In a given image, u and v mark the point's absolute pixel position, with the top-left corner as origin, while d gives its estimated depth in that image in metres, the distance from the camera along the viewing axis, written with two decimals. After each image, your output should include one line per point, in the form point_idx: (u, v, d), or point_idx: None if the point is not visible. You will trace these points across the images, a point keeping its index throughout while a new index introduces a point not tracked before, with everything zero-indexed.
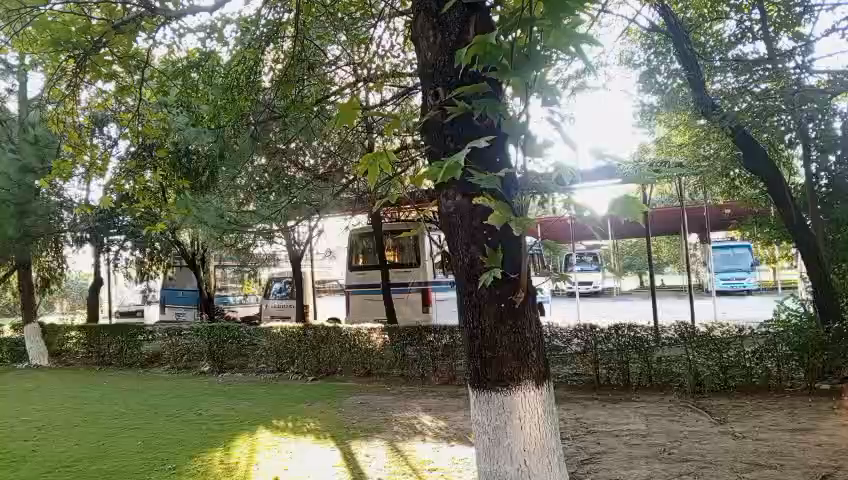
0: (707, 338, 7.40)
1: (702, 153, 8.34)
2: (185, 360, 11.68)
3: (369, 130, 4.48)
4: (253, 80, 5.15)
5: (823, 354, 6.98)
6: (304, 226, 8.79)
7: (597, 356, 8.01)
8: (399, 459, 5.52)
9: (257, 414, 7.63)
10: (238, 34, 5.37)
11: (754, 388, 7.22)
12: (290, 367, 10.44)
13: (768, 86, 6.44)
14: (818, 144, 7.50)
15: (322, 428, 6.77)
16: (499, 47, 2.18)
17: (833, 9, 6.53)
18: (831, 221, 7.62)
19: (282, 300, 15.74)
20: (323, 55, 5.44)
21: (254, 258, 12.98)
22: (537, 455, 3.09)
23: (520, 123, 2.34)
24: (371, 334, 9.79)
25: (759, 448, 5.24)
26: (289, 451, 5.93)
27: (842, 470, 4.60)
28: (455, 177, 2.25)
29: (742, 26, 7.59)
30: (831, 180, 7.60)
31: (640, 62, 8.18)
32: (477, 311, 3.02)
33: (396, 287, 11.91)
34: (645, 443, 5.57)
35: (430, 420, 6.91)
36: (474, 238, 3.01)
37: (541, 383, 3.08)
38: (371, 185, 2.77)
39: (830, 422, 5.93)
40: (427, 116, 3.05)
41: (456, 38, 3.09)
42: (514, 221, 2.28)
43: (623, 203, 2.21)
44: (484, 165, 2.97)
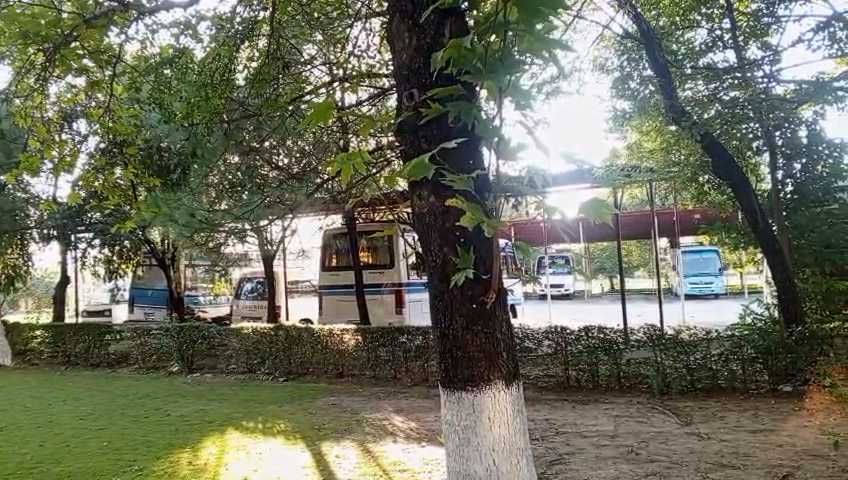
0: (675, 341, 7.53)
1: (672, 159, 8.54)
2: (154, 360, 11.50)
3: (344, 130, 4.47)
4: (226, 78, 5.13)
5: (786, 357, 7.19)
6: (276, 226, 8.72)
7: (567, 357, 8.09)
8: (369, 460, 5.51)
9: (226, 415, 7.55)
10: (213, 32, 5.38)
11: (720, 389, 7.39)
12: (261, 368, 10.35)
13: (736, 94, 6.61)
14: (785, 151, 7.73)
15: (293, 429, 6.74)
16: (473, 51, 2.22)
17: (800, 20, 6.70)
18: (793, 226, 7.84)
19: (253, 300, 15.59)
20: (298, 55, 5.44)
21: (226, 257, 12.82)
22: (506, 456, 3.12)
23: (493, 127, 2.37)
24: (344, 335, 9.76)
25: (723, 449, 5.35)
26: (259, 452, 5.88)
27: (801, 469, 4.73)
28: (427, 175, 2.37)
29: (713, 34, 7.65)
30: (796, 186, 7.85)
31: (613, 68, 8.31)
32: (449, 311, 3.05)
33: (369, 288, 11.89)
34: (613, 444, 5.64)
35: (402, 421, 6.91)
36: (446, 239, 3.04)
37: (511, 384, 3.12)
38: (344, 184, 2.78)
39: (793, 423, 6.08)
40: (401, 117, 3.08)
41: (431, 41, 3.11)
42: (486, 222, 2.32)
43: (591, 207, 2.26)
44: (457, 168, 3.00)
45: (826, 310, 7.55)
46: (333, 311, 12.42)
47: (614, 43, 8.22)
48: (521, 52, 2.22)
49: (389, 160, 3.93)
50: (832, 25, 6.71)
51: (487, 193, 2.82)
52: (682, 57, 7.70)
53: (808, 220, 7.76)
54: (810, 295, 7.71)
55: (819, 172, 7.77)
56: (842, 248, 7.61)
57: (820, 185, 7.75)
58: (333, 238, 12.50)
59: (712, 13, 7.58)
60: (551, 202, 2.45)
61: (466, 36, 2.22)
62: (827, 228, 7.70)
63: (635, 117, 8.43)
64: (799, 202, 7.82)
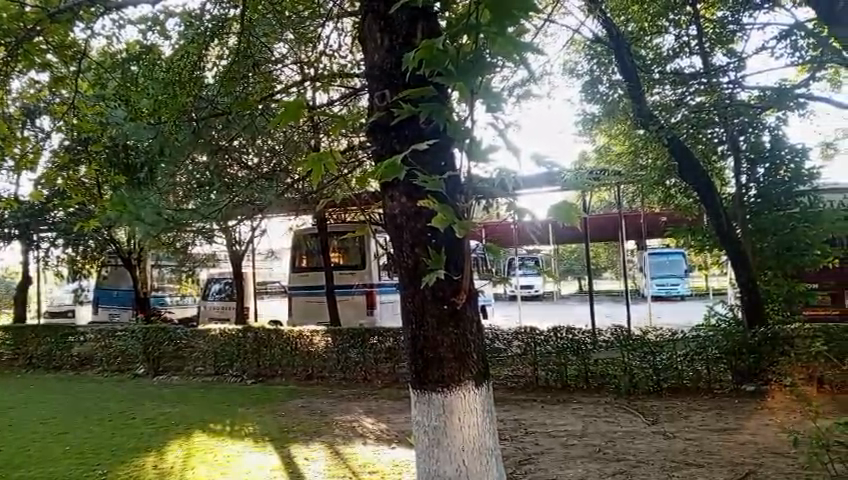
0: (640, 341, 7.65)
1: (640, 162, 8.70)
2: (119, 362, 11.27)
3: (315, 130, 4.43)
4: (196, 76, 5.16)
5: (749, 357, 7.33)
6: (245, 226, 8.63)
7: (536, 357, 8.15)
8: (339, 463, 5.48)
9: (193, 418, 7.44)
10: (181, 29, 5.41)
11: (685, 389, 7.53)
12: (229, 371, 10.22)
13: (702, 99, 6.66)
14: (749, 155, 7.90)
15: (261, 431, 6.67)
16: (445, 52, 2.23)
17: (764, 28, 6.87)
18: (757, 228, 7.94)
19: (221, 301, 15.39)
20: (268, 53, 5.38)
21: (193, 258, 12.62)
22: (475, 456, 3.14)
23: (465, 129, 2.41)
24: (314, 337, 9.69)
25: (688, 448, 5.44)
26: (226, 455, 5.81)
27: (763, 467, 4.84)
28: (399, 176, 2.37)
29: (680, 40, 7.80)
30: (760, 191, 7.97)
31: (583, 72, 8.40)
32: (419, 312, 3.05)
33: (340, 289, 11.83)
34: (581, 443, 5.70)
35: (372, 422, 6.89)
36: (417, 239, 3.05)
37: (480, 384, 3.14)
38: (315, 183, 2.77)
39: (755, 422, 6.22)
40: (373, 117, 3.08)
41: (403, 41, 3.12)
42: (457, 223, 2.33)
43: (561, 210, 2.28)
44: (428, 169, 3.01)
45: (788, 311, 7.88)
46: (302, 312, 12.34)
47: (584, 47, 8.24)
48: (492, 54, 2.23)
49: (361, 160, 3.91)
50: (794, 33, 6.93)
51: (458, 194, 2.85)
52: (650, 61, 7.88)
53: (770, 223, 7.86)
54: (772, 297, 7.95)
55: (782, 176, 7.89)
56: (803, 251, 7.72)
57: (784, 189, 7.87)
58: (303, 238, 12.42)
59: (680, 19, 7.73)
60: (521, 204, 2.50)
61: (438, 38, 2.24)
62: (788, 232, 7.78)
63: (604, 119, 8.60)
64: (762, 205, 7.95)
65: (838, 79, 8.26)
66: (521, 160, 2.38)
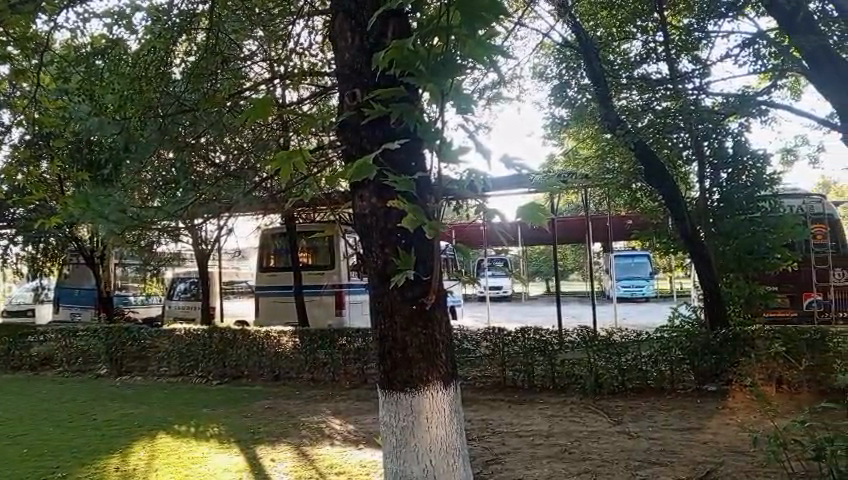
0: (606, 342, 7.74)
1: (607, 167, 8.84)
2: (80, 363, 11.01)
3: (285, 128, 4.39)
4: (162, 72, 5.15)
5: (711, 358, 7.44)
6: (212, 225, 8.54)
7: (504, 357, 8.20)
8: (305, 464, 5.44)
9: (157, 419, 7.31)
10: (148, 23, 5.32)
11: (650, 389, 7.62)
12: (194, 371, 10.07)
13: (668, 104, 6.99)
14: (712, 160, 8.05)
15: (227, 433, 6.58)
16: (415, 53, 2.25)
17: (728, 37, 7.04)
18: (720, 233, 8.07)
19: (186, 301, 15.15)
20: (237, 50, 5.33)
21: (158, 257, 12.38)
22: (442, 456, 3.17)
23: (434, 130, 2.43)
24: (281, 337, 9.59)
25: (652, 447, 5.53)
26: (191, 457, 5.71)
27: (723, 465, 4.94)
28: (369, 176, 2.39)
29: (647, 46, 7.85)
30: (723, 195, 8.08)
31: (553, 76, 8.51)
32: (388, 312, 3.06)
33: (308, 289, 11.75)
34: (547, 443, 5.75)
35: (340, 423, 6.86)
36: (388, 239, 3.06)
37: (449, 385, 3.15)
38: (284, 181, 2.75)
39: (716, 421, 6.35)
40: (344, 116, 3.07)
41: (374, 41, 3.12)
42: (427, 223, 2.36)
43: (529, 211, 2.31)
44: (397, 169, 3.01)
45: (749, 313, 7.98)
46: (269, 312, 12.22)
47: (553, 50, 8.39)
48: (462, 55, 2.25)
49: (331, 160, 3.88)
50: (756, 42, 7.15)
51: (428, 194, 2.87)
52: (618, 67, 7.88)
53: (732, 227, 8.00)
54: (734, 299, 8.03)
55: (744, 181, 8.03)
56: (764, 254, 7.89)
57: (744, 194, 7.98)
58: (271, 238, 12.32)
59: (647, 26, 7.89)
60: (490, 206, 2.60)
61: (409, 38, 2.27)
62: (749, 236, 7.92)
63: (572, 123, 8.68)
64: (725, 209, 8.06)
65: (798, 87, 8.51)
66: (491, 161, 2.43)
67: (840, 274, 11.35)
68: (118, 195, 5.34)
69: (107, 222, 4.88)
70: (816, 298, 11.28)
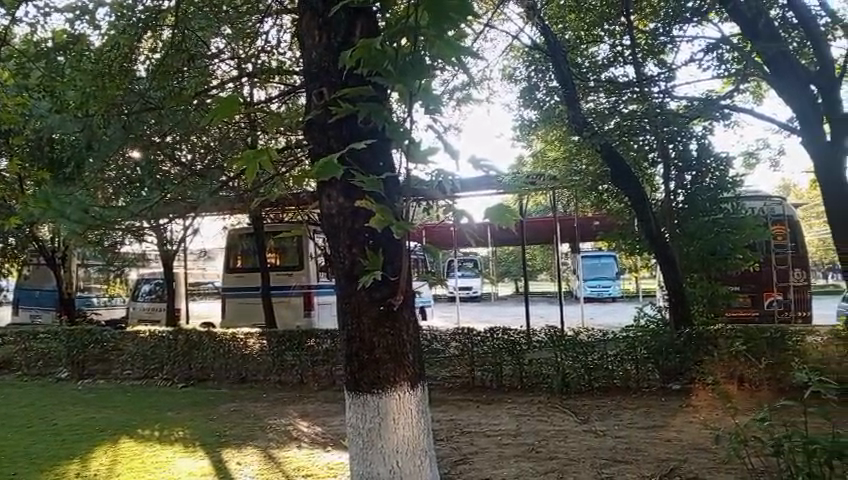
0: (573, 341, 7.81)
1: (574, 169, 8.94)
2: (40, 366, 10.72)
3: (253, 127, 4.34)
4: (125, 69, 4.99)
5: (676, 357, 7.53)
6: (177, 225, 8.40)
7: (473, 358, 8.23)
8: (272, 467, 5.39)
9: (120, 423, 7.16)
10: (111, 19, 5.20)
11: (615, 388, 7.73)
12: (159, 374, 9.90)
13: (634, 107, 7.17)
14: (677, 163, 8.09)
15: (192, 436, 6.47)
16: (383, 52, 2.27)
17: (692, 41, 7.19)
18: (684, 233, 8.23)
19: (151, 302, 14.89)
20: (204, 48, 5.24)
21: (122, 257, 12.14)
22: (410, 457, 3.17)
23: (403, 130, 2.48)
24: (248, 339, 9.48)
25: (617, 445, 5.61)
26: (154, 462, 5.60)
27: (686, 463, 5.03)
28: (336, 175, 2.38)
29: (615, 49, 7.98)
30: (687, 197, 8.22)
31: (522, 78, 8.58)
32: (355, 313, 3.05)
33: (277, 290, 11.64)
34: (515, 443, 5.79)
35: (307, 425, 6.80)
36: (356, 239, 3.05)
37: (416, 385, 3.15)
38: (250, 181, 2.72)
39: (680, 419, 6.47)
40: (311, 116, 3.05)
41: (342, 40, 3.11)
42: (395, 223, 2.36)
43: (497, 211, 2.31)
44: (365, 169, 3.00)
45: (712, 312, 8.16)
46: (236, 313, 12.07)
47: (522, 53, 8.46)
48: (431, 56, 2.27)
49: (299, 159, 3.84)
50: (720, 47, 7.36)
51: (397, 195, 2.88)
52: (586, 70, 8.04)
53: (695, 228, 8.16)
54: (698, 299, 8.20)
55: (708, 184, 8.15)
56: (726, 255, 8.06)
57: (709, 196, 8.14)
58: (238, 237, 12.15)
59: (614, 30, 7.96)
60: (459, 206, 2.58)
61: (376, 38, 2.29)
62: (713, 237, 8.06)
63: (541, 126, 8.75)
64: (689, 211, 8.21)
65: (760, 92, 8.71)
66: (459, 161, 2.45)
67: (798, 274, 11.67)
68: (79, 194, 5.21)
69: (68, 222, 4.74)
70: (777, 298, 11.58)
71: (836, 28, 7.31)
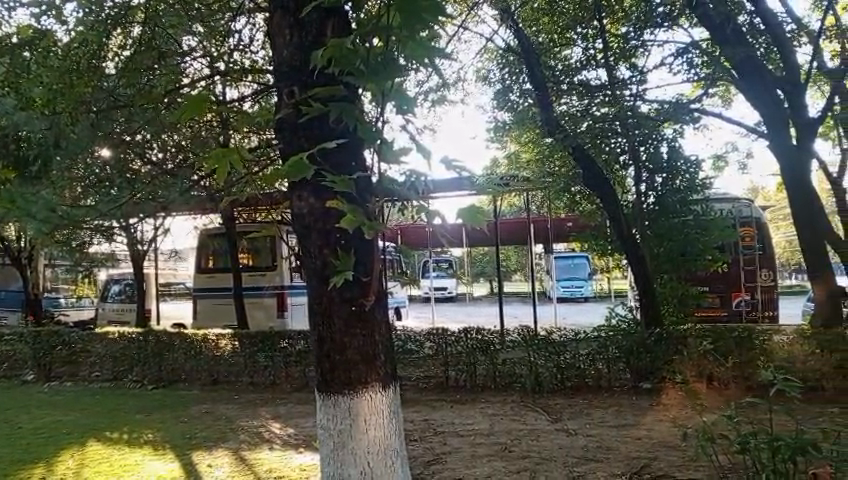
0: (546, 341, 7.86)
1: (547, 170, 9.01)
2: (5, 368, 10.47)
3: (225, 126, 4.30)
4: (95, 65, 4.89)
5: (646, 356, 7.61)
6: (147, 224, 8.28)
7: (447, 358, 8.24)
8: (243, 469, 5.34)
9: (87, 426, 7.03)
10: (80, 15, 5.02)
11: (587, 387, 7.81)
12: (128, 376, 9.74)
13: (606, 110, 7.28)
14: (648, 165, 8.17)
15: (162, 439, 6.37)
16: (354, 52, 2.28)
17: (663, 45, 7.28)
18: (654, 234, 8.32)
19: (120, 303, 14.65)
20: (175, 45, 5.16)
21: (89, 257, 11.91)
22: (380, 458, 3.16)
23: (375, 131, 2.51)
24: (220, 340, 9.37)
25: (588, 444, 5.67)
26: (122, 465, 5.51)
27: (656, 460, 5.10)
28: (306, 174, 2.41)
29: (587, 53, 8.00)
30: (658, 199, 8.28)
31: (496, 80, 8.63)
32: (326, 314, 3.04)
33: (249, 290, 11.54)
34: (487, 442, 5.81)
35: (279, 427, 6.74)
36: (327, 239, 3.04)
37: (387, 386, 3.15)
38: (221, 180, 2.71)
39: (650, 417, 6.55)
40: (281, 115, 3.03)
41: (313, 39, 3.09)
42: (365, 224, 2.36)
43: (468, 213, 2.33)
44: (337, 168, 3.00)
45: (682, 312, 8.27)
46: (208, 314, 11.93)
47: (496, 55, 8.52)
48: (404, 58, 2.28)
49: (271, 158, 3.82)
50: (690, 52, 7.49)
51: (369, 195, 2.88)
52: (559, 72, 8.06)
53: (665, 231, 8.24)
54: (667, 299, 8.31)
55: (678, 186, 8.21)
56: (696, 255, 8.20)
57: (679, 198, 8.21)
58: (209, 238, 12.03)
59: (587, 33, 7.97)
60: (432, 207, 2.61)
61: (347, 37, 2.29)
62: (681, 238, 8.19)
63: (514, 128, 8.81)
64: (659, 213, 8.25)
65: (729, 95, 8.84)
66: (430, 162, 2.48)
67: (765, 275, 11.91)
68: (45, 193, 5.11)
69: (34, 220, 4.70)
70: (744, 298, 11.82)
71: (801, 35, 7.55)
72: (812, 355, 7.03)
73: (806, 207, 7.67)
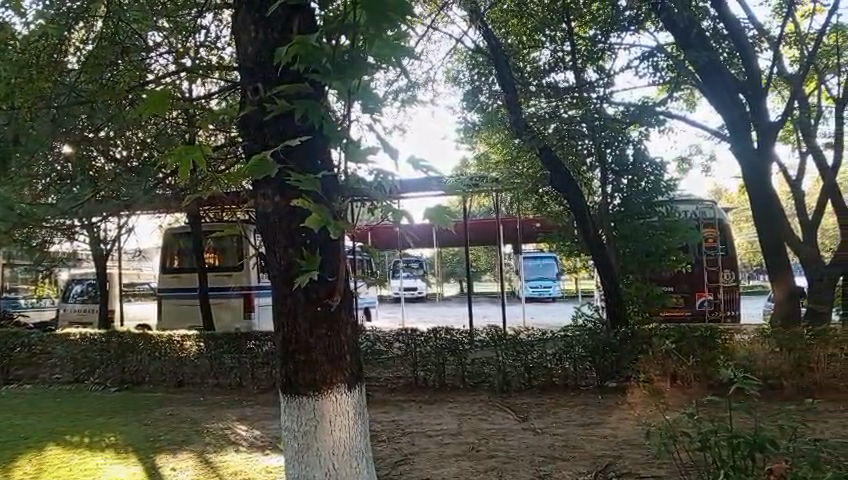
0: (514, 341, 7.92)
1: (515, 170, 9.08)
2: None
3: (190, 124, 4.23)
4: (53, 59, 4.91)
5: (612, 355, 7.73)
6: (110, 223, 8.11)
7: (416, 358, 8.20)
8: (207, 471, 5.27)
9: (46, 430, 6.86)
10: (39, 6, 4.86)
11: (553, 386, 7.88)
12: (90, 378, 9.51)
13: (573, 112, 7.34)
14: (614, 167, 8.26)
15: (124, 442, 6.25)
16: (319, 50, 2.28)
17: (630, 48, 7.39)
18: (619, 235, 8.44)
19: (82, 303, 14.36)
20: (140, 41, 5.06)
21: (50, 257, 11.62)
22: (345, 459, 3.14)
23: (341, 129, 2.51)
24: (185, 341, 9.24)
25: (554, 442, 5.71)
26: (83, 470, 5.38)
27: (621, 458, 5.17)
28: (271, 173, 2.42)
29: (556, 55, 8.14)
30: (623, 200, 8.39)
31: (466, 81, 8.68)
32: (291, 314, 3.01)
33: (215, 291, 11.38)
34: (455, 442, 5.82)
35: (245, 429, 6.66)
36: (292, 240, 3.01)
37: (352, 387, 3.13)
38: (184, 179, 2.67)
39: (615, 416, 6.64)
40: (245, 112, 2.99)
41: (279, 36, 3.06)
42: (332, 223, 2.36)
43: (435, 213, 2.33)
44: (304, 165, 2.98)
45: (647, 311, 8.39)
46: (172, 316, 11.73)
47: (466, 56, 8.65)
48: (371, 57, 2.29)
49: (237, 156, 3.77)
50: (655, 55, 7.54)
51: (335, 194, 2.86)
52: (527, 74, 8.15)
53: (631, 231, 8.37)
54: (632, 299, 8.38)
55: (643, 187, 8.31)
56: (660, 256, 8.37)
57: (643, 199, 8.33)
58: (173, 238, 11.87)
59: (555, 35, 8.08)
60: (399, 207, 2.59)
61: (312, 35, 2.28)
62: (647, 239, 8.34)
63: (484, 128, 8.86)
64: (624, 214, 8.38)
65: (693, 99, 9.04)
66: (397, 162, 2.49)
67: (727, 275, 12.17)
68: None
69: None
70: (707, 298, 12.08)
71: (762, 41, 7.79)
72: (772, 353, 7.19)
73: (767, 208, 7.89)
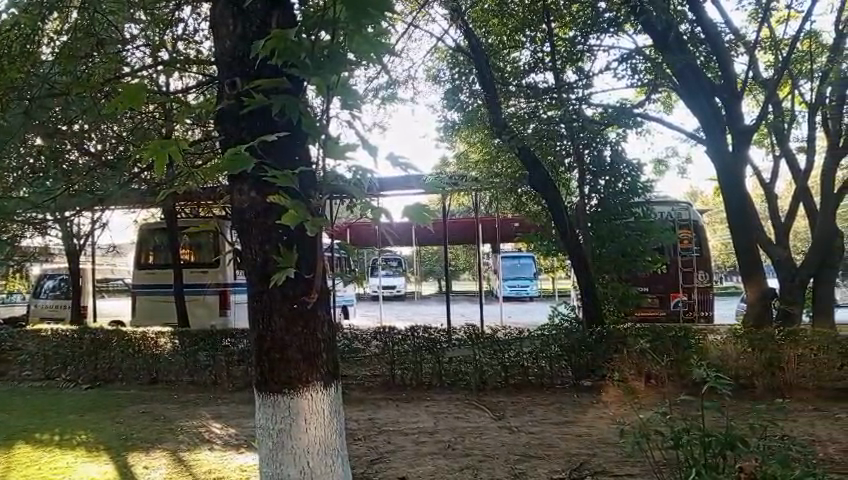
0: (490, 340, 7.95)
1: (495, 170, 9.11)
2: None
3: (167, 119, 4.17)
4: (27, 50, 4.83)
5: (587, 354, 7.79)
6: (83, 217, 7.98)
7: (393, 356, 8.19)
8: (181, 470, 5.21)
9: (15, 427, 6.73)
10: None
11: (530, 384, 7.90)
12: (61, 375, 9.35)
13: (552, 112, 7.34)
14: (591, 167, 8.38)
15: (95, 440, 6.15)
16: (298, 45, 2.27)
17: (608, 50, 7.46)
18: (595, 236, 8.53)
19: (54, 299, 14.14)
20: (117, 33, 4.99)
21: (22, 251, 11.40)
22: (320, 458, 3.12)
23: (319, 125, 2.49)
24: (159, 338, 9.17)
25: (529, 441, 5.74)
26: (53, 468, 5.28)
27: (595, 457, 5.21)
28: (247, 168, 2.39)
29: (535, 56, 8.13)
30: (600, 201, 8.48)
31: (446, 79, 8.72)
32: (267, 312, 2.99)
33: (190, 288, 11.26)
34: (431, 440, 5.82)
35: (220, 427, 6.60)
36: (268, 237, 2.99)
37: (328, 385, 3.11)
38: (159, 173, 2.64)
39: (590, 415, 6.69)
40: (222, 106, 2.96)
41: (257, 30, 3.02)
42: (308, 220, 2.35)
43: (414, 210, 2.33)
44: (282, 161, 2.96)
45: (621, 311, 8.48)
46: (146, 313, 11.58)
47: (447, 55, 8.67)
48: (352, 54, 2.28)
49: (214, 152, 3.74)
50: (633, 58, 7.60)
51: (312, 190, 2.85)
52: (507, 74, 8.14)
53: (608, 230, 8.47)
54: (606, 299, 8.48)
55: (619, 188, 8.41)
56: (635, 257, 8.43)
57: (620, 200, 8.43)
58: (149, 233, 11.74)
59: (535, 36, 8.15)
60: (377, 204, 2.58)
61: (292, 30, 2.28)
62: (623, 239, 8.44)
63: (463, 127, 8.89)
64: (602, 215, 8.47)
65: (671, 102, 9.17)
66: (376, 159, 2.48)
67: (702, 276, 12.32)
68: None
69: None
70: (682, 298, 12.23)
71: (738, 45, 7.90)
72: (744, 353, 7.29)
73: (741, 210, 8.02)
